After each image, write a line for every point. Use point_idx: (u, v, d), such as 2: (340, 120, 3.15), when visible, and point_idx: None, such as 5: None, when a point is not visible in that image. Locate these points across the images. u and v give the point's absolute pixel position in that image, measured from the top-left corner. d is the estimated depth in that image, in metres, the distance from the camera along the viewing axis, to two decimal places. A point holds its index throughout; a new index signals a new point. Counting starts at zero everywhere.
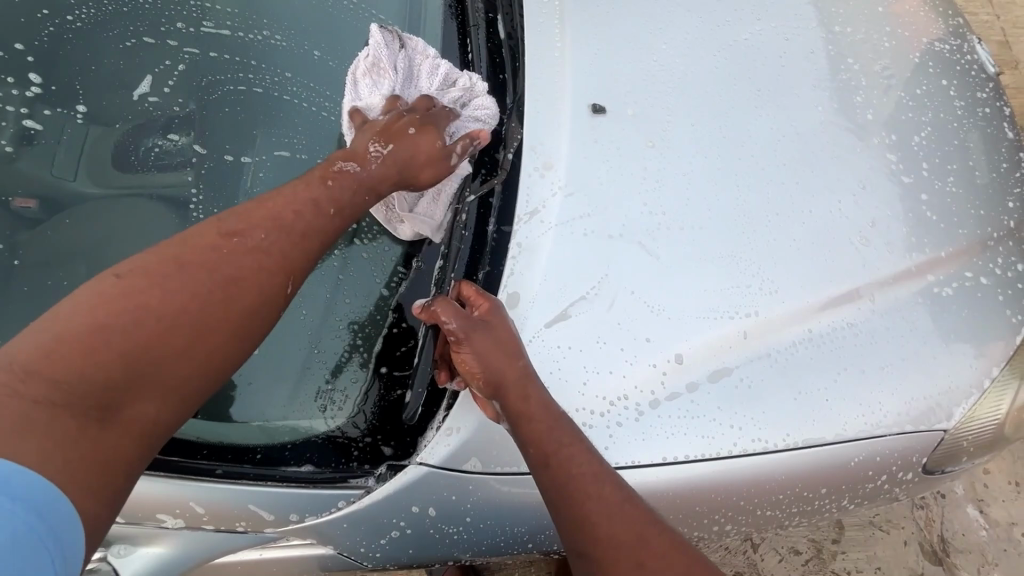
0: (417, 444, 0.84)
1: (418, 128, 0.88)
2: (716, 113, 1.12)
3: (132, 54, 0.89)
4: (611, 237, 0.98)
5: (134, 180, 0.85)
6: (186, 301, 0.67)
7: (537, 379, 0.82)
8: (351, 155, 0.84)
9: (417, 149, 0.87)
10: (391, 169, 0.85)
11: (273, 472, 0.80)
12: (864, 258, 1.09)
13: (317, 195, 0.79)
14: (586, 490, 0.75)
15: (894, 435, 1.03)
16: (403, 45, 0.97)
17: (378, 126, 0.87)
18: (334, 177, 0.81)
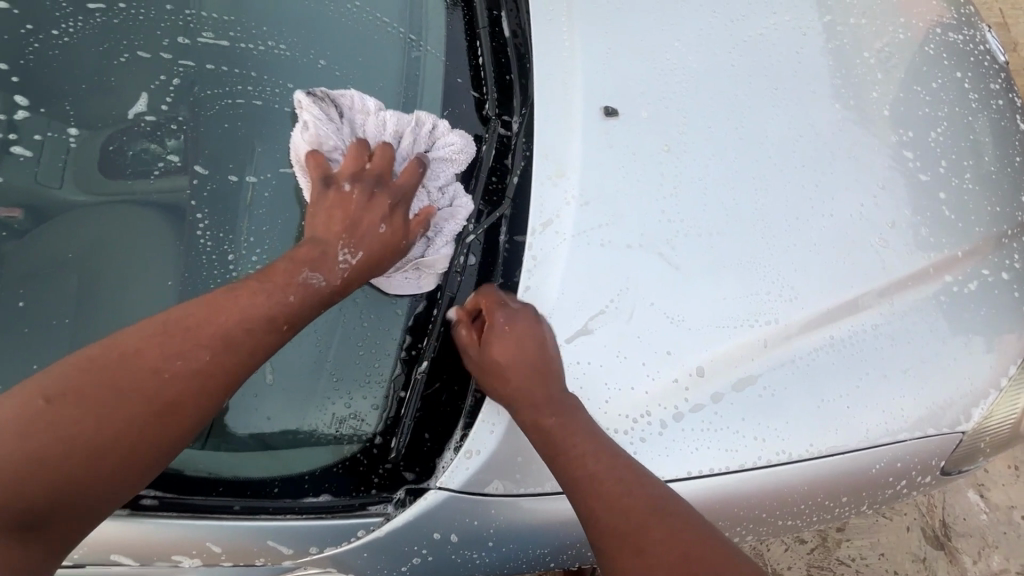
0: (437, 468, 0.83)
1: (387, 216, 0.83)
2: (728, 117, 1.10)
3: (126, 70, 0.84)
4: (629, 248, 0.96)
5: (131, 194, 0.81)
6: (115, 426, 0.64)
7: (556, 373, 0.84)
8: (317, 259, 0.76)
9: (388, 243, 0.82)
10: (366, 270, 0.80)
11: (293, 503, 0.77)
12: (882, 261, 1.08)
13: (275, 308, 0.72)
14: (596, 474, 0.77)
15: (915, 440, 1.02)
16: (336, 106, 0.90)
17: (341, 215, 0.81)
18: (298, 291, 0.73)
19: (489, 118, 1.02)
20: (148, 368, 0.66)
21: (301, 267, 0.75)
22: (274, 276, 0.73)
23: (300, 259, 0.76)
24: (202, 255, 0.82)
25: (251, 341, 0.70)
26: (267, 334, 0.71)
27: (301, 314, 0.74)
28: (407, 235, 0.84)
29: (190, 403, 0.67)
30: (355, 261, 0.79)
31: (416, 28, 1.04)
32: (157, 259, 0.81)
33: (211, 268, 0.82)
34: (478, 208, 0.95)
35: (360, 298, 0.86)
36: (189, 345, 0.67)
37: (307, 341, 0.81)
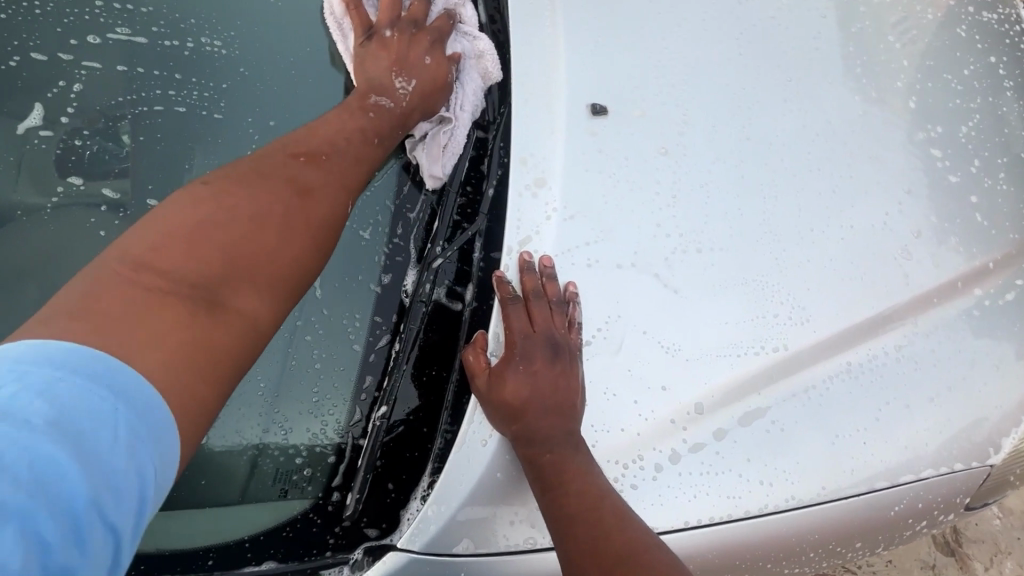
0: (401, 521, 0.73)
1: (427, 50, 0.92)
2: (731, 113, 0.99)
3: (17, 75, 0.73)
4: (620, 267, 0.85)
5: (34, 220, 0.69)
6: (267, 206, 0.72)
7: (571, 406, 0.78)
8: (379, 89, 0.87)
9: (436, 71, 0.91)
10: (422, 99, 0.89)
11: (235, 572, 0.69)
12: (904, 273, 0.98)
13: (362, 125, 0.83)
14: (577, 511, 0.72)
15: (938, 476, 0.92)
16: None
17: (387, 53, 0.90)
18: (373, 111, 0.85)
19: None
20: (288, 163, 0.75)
21: (366, 95, 0.86)
22: (349, 103, 0.84)
23: (364, 90, 0.86)
24: None
25: (350, 150, 0.80)
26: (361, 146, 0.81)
27: (383, 128, 0.85)
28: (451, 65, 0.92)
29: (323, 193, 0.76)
30: (412, 90, 0.88)
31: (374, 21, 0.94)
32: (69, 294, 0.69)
33: None
34: (449, 222, 0.84)
35: (312, 334, 0.76)
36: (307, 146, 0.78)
37: (249, 389, 0.73)
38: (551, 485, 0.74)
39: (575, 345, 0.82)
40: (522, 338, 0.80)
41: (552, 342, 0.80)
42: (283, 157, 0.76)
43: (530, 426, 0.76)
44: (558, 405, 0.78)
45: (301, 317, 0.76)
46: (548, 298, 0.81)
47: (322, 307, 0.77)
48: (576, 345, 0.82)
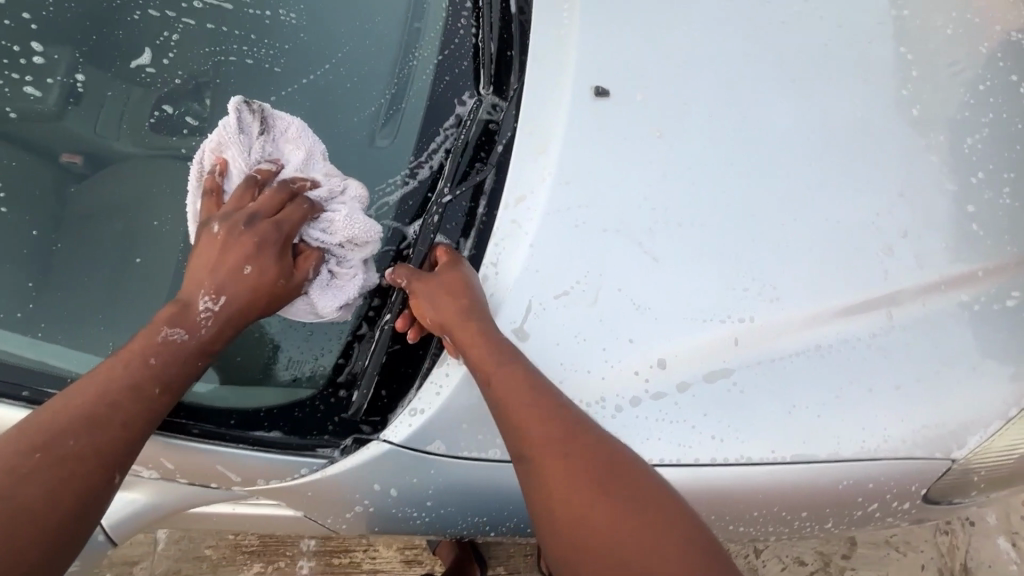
0: (388, 419, 0.86)
1: (254, 260, 0.81)
2: (730, 108, 1.07)
3: (134, 25, 0.88)
4: (605, 231, 0.96)
5: (155, 146, 0.87)
6: (63, 433, 0.69)
7: (481, 315, 0.86)
8: (180, 314, 0.78)
9: (254, 292, 0.81)
10: (231, 321, 0.81)
11: (248, 435, 0.84)
12: (886, 268, 1.03)
13: (139, 377, 0.74)
14: (522, 416, 0.78)
15: (897, 461, 0.97)
16: (267, 127, 0.86)
17: (212, 259, 0.81)
18: (157, 355, 0.76)
19: (483, 97, 1.01)
20: (25, 461, 0.67)
21: (161, 327, 0.77)
22: (133, 345, 0.76)
23: (162, 317, 0.78)
24: None
25: (119, 416, 0.72)
26: (137, 401, 0.73)
27: (171, 371, 0.76)
28: (279, 283, 0.82)
29: (70, 480, 0.68)
30: (216, 314, 0.80)
31: (417, 15, 1.05)
32: (170, 208, 0.86)
33: None
34: (460, 178, 0.96)
35: None
36: (50, 437, 0.69)
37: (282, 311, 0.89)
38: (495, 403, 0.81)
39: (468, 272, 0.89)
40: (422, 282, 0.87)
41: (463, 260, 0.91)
42: (26, 450, 0.67)
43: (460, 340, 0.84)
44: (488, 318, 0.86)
45: None
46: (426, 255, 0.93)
47: None
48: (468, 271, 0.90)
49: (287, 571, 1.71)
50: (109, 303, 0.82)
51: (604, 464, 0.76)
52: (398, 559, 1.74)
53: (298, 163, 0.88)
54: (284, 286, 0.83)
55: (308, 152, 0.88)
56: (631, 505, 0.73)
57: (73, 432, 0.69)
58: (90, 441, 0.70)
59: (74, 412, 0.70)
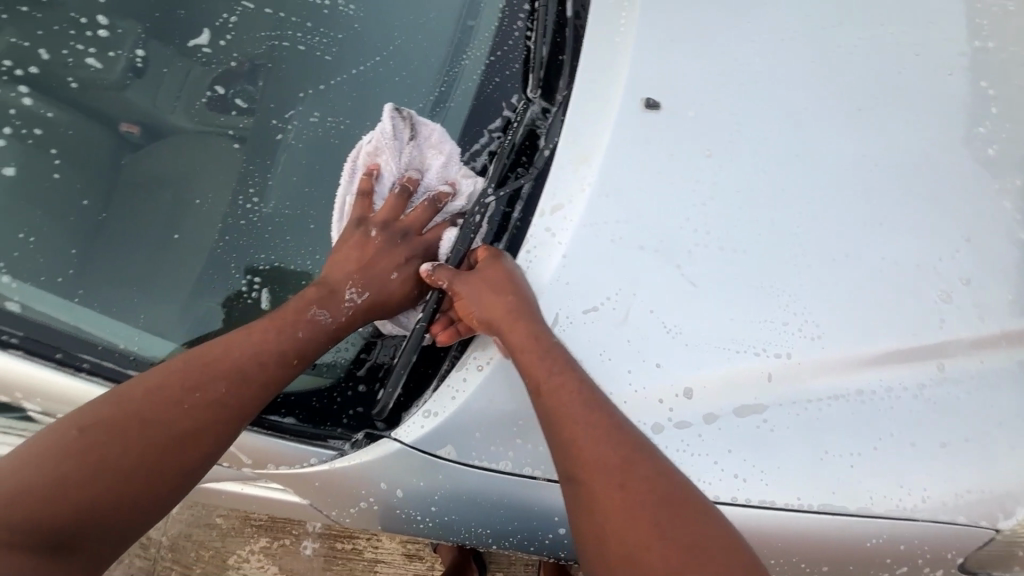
0: (401, 419, 0.86)
1: (401, 266, 0.89)
2: (787, 132, 1.02)
3: (195, 6, 0.89)
4: (642, 248, 0.92)
5: (206, 123, 0.87)
6: (214, 381, 0.76)
7: (529, 317, 0.84)
8: (325, 298, 0.85)
9: (398, 291, 0.88)
10: (368, 313, 0.86)
11: (263, 419, 0.85)
12: (942, 316, 0.96)
13: (287, 346, 0.80)
14: (575, 433, 0.75)
15: (934, 525, 0.90)
16: (415, 133, 0.92)
17: (357, 256, 0.88)
18: (304, 328, 0.82)
19: (530, 101, 0.99)
20: (182, 395, 0.74)
21: (309, 305, 0.83)
22: (286, 314, 0.82)
23: (310, 298, 0.84)
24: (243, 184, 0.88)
25: (263, 374, 0.78)
26: (277, 364, 0.79)
27: (311, 347, 0.82)
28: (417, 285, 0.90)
29: (207, 425, 0.74)
30: (360, 304, 0.86)
31: (471, 12, 1.04)
32: (212, 186, 0.87)
33: (247, 195, 0.88)
34: (499, 179, 0.93)
35: None
36: (205, 379, 0.75)
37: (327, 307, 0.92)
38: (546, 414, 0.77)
39: (512, 270, 0.87)
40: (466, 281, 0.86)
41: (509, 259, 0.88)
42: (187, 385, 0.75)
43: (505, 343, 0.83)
44: (537, 323, 0.84)
45: None
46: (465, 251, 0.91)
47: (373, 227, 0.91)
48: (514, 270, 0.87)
49: (291, 549, 1.73)
50: (145, 276, 0.83)
51: (664, 493, 0.71)
52: (400, 552, 1.73)
53: (440, 169, 0.93)
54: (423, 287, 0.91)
55: (449, 156, 0.92)
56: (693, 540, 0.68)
57: (224, 379, 0.76)
58: (235, 394, 0.76)
59: (226, 363, 0.77)
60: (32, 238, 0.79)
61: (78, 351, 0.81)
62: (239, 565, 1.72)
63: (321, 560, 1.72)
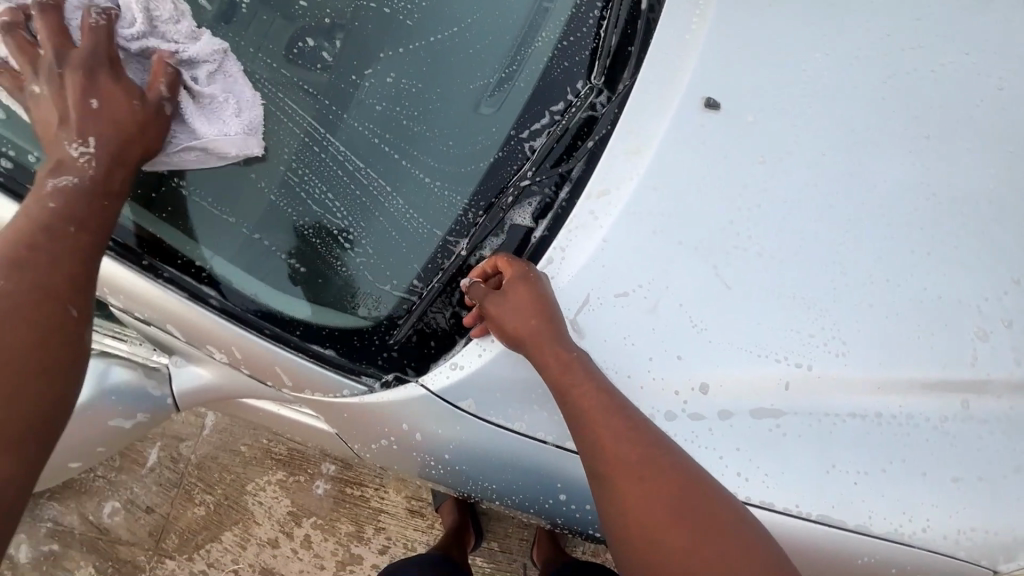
0: (429, 368, 0.92)
1: (97, 92, 0.81)
2: (845, 149, 1.02)
3: None
4: (680, 243, 0.95)
5: (289, 74, 0.92)
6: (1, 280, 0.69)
7: (553, 327, 0.87)
8: (59, 162, 0.79)
9: (120, 121, 0.80)
10: (111, 158, 0.80)
11: (308, 347, 0.92)
12: (975, 352, 0.95)
13: (45, 221, 0.74)
14: (598, 433, 0.81)
15: (931, 555, 0.90)
16: None
17: (56, 105, 0.80)
18: (55, 196, 0.76)
19: (593, 87, 1.02)
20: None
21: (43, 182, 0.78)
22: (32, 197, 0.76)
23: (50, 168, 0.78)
24: (313, 129, 0.93)
25: (43, 256, 0.72)
26: (53, 243, 0.73)
27: (78, 208, 0.76)
28: (132, 97, 0.81)
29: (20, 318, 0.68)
30: (94, 149, 0.79)
31: None
32: (282, 132, 0.92)
33: (321, 143, 0.93)
34: (550, 159, 0.98)
35: (400, 196, 0.95)
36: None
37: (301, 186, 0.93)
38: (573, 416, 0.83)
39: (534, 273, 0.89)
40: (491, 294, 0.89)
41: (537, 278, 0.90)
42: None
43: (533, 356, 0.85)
44: (565, 342, 0.86)
45: (372, 181, 0.95)
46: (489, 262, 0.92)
47: (422, 176, 0.96)
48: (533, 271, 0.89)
49: (304, 485, 1.84)
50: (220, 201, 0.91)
51: (679, 489, 0.78)
52: (403, 506, 1.82)
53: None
54: (147, 100, 0.82)
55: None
56: (710, 529, 0.76)
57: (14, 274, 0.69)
58: (27, 278, 0.70)
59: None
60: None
61: (158, 258, 0.89)
62: (256, 492, 1.85)
63: (330, 500, 1.83)
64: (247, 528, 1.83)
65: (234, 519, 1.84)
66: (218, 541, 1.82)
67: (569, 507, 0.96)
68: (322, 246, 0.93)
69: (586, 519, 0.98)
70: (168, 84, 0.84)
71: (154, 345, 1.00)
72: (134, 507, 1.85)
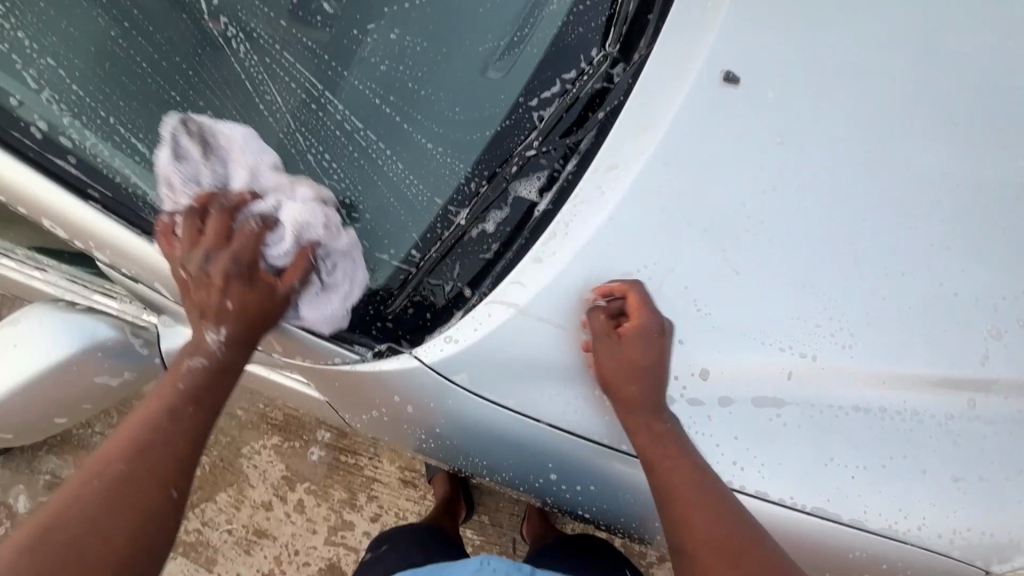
0: (423, 339, 0.90)
1: (229, 292, 0.83)
2: (868, 133, 0.97)
3: None
4: (689, 224, 0.91)
5: (288, 27, 0.87)
6: (149, 428, 0.80)
7: (653, 388, 0.87)
8: (196, 345, 0.87)
9: (240, 316, 0.84)
10: (238, 347, 0.87)
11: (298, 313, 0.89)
12: (987, 350, 0.92)
13: (184, 391, 0.84)
14: (675, 491, 0.83)
15: (924, 552, 0.89)
16: (207, 145, 0.82)
17: (197, 302, 0.85)
18: (184, 376, 0.85)
19: (607, 55, 0.96)
20: (100, 461, 0.78)
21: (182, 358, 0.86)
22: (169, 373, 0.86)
23: (197, 345, 0.87)
24: (310, 85, 0.88)
25: (179, 399, 0.83)
26: (192, 392, 0.84)
27: (200, 387, 0.85)
28: (266, 297, 0.84)
29: (126, 506, 0.75)
30: (223, 339, 0.86)
31: None
32: (278, 88, 0.87)
33: (319, 101, 0.88)
34: (557, 130, 0.94)
35: (400, 162, 0.92)
36: (138, 428, 0.80)
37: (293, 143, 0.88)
38: (652, 467, 0.85)
39: (659, 344, 0.88)
40: (604, 338, 0.88)
41: (659, 339, 0.87)
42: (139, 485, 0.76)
43: (633, 417, 0.86)
44: (660, 411, 0.87)
45: (371, 145, 0.91)
46: (613, 304, 0.89)
47: (423, 142, 0.92)
48: (659, 345, 0.88)
49: (298, 451, 1.85)
50: None
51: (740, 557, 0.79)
52: (396, 476, 1.83)
53: (245, 180, 0.83)
54: (282, 297, 0.84)
55: (255, 164, 0.84)
56: None
57: (159, 422, 0.81)
58: (170, 423, 0.81)
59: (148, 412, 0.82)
60: (122, 102, 0.81)
61: (149, 214, 0.84)
62: (251, 456, 1.86)
63: (324, 467, 1.84)
64: (241, 490, 1.84)
65: (229, 482, 1.85)
66: (212, 502, 1.83)
67: (560, 487, 0.96)
68: None
69: (576, 499, 0.97)
70: (299, 278, 0.84)
71: (141, 303, 0.97)
72: None
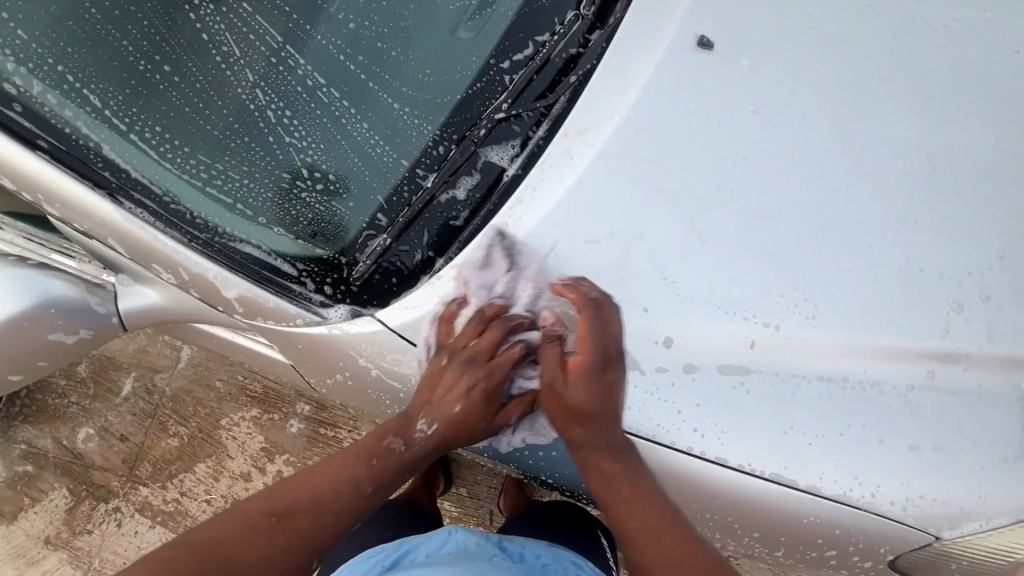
0: (389, 302, 0.90)
1: (462, 399, 0.87)
2: (843, 105, 0.96)
3: None
4: (660, 193, 0.91)
5: None
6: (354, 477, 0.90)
7: (604, 424, 0.86)
8: (400, 427, 0.91)
9: (457, 425, 0.88)
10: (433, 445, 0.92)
11: (261, 272, 0.89)
12: (948, 323, 0.93)
13: (380, 462, 0.91)
14: (627, 514, 0.86)
15: (877, 518, 0.91)
16: (513, 263, 0.88)
17: (425, 389, 0.89)
18: (384, 453, 0.91)
19: (581, 16, 0.94)
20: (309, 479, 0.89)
21: (384, 436, 0.91)
22: (370, 443, 0.92)
23: (389, 426, 0.92)
24: (272, 39, 0.85)
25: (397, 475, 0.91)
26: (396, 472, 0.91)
27: (388, 474, 0.91)
28: (485, 420, 0.89)
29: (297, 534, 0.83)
30: (428, 434, 0.90)
31: None
32: (239, 40, 0.84)
33: (283, 55, 0.86)
34: (529, 93, 0.92)
35: (366, 121, 0.89)
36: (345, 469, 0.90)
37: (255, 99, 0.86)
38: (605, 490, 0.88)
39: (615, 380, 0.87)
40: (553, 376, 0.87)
41: (605, 374, 0.85)
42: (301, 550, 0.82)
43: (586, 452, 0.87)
44: (615, 445, 0.87)
45: (336, 102, 0.88)
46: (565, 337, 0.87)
47: (390, 101, 0.90)
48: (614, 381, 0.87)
49: (278, 423, 1.84)
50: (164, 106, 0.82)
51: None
52: None
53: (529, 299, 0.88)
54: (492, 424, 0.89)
55: (539, 291, 0.88)
56: None
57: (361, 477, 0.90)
58: (372, 481, 0.90)
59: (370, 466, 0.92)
60: (69, 49, 0.79)
61: (100, 168, 0.83)
62: (230, 428, 1.85)
63: (304, 439, 1.82)
64: (221, 461, 1.83)
65: (208, 453, 1.83)
66: (190, 472, 1.82)
67: (522, 453, 0.98)
68: (280, 173, 0.88)
69: (538, 465, 1.00)
70: (518, 416, 0.90)
71: (101, 263, 0.97)
72: (108, 434, 1.85)
